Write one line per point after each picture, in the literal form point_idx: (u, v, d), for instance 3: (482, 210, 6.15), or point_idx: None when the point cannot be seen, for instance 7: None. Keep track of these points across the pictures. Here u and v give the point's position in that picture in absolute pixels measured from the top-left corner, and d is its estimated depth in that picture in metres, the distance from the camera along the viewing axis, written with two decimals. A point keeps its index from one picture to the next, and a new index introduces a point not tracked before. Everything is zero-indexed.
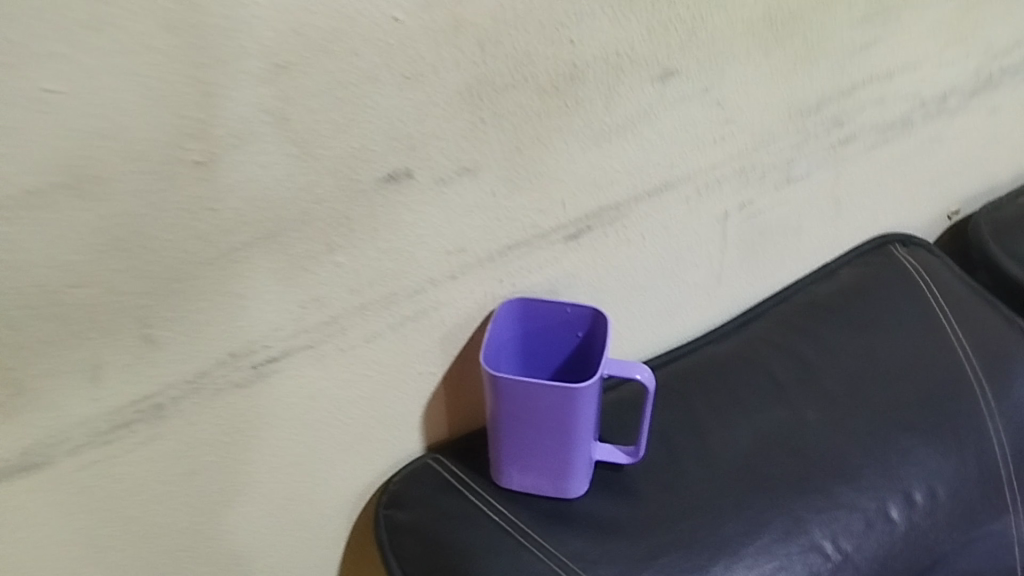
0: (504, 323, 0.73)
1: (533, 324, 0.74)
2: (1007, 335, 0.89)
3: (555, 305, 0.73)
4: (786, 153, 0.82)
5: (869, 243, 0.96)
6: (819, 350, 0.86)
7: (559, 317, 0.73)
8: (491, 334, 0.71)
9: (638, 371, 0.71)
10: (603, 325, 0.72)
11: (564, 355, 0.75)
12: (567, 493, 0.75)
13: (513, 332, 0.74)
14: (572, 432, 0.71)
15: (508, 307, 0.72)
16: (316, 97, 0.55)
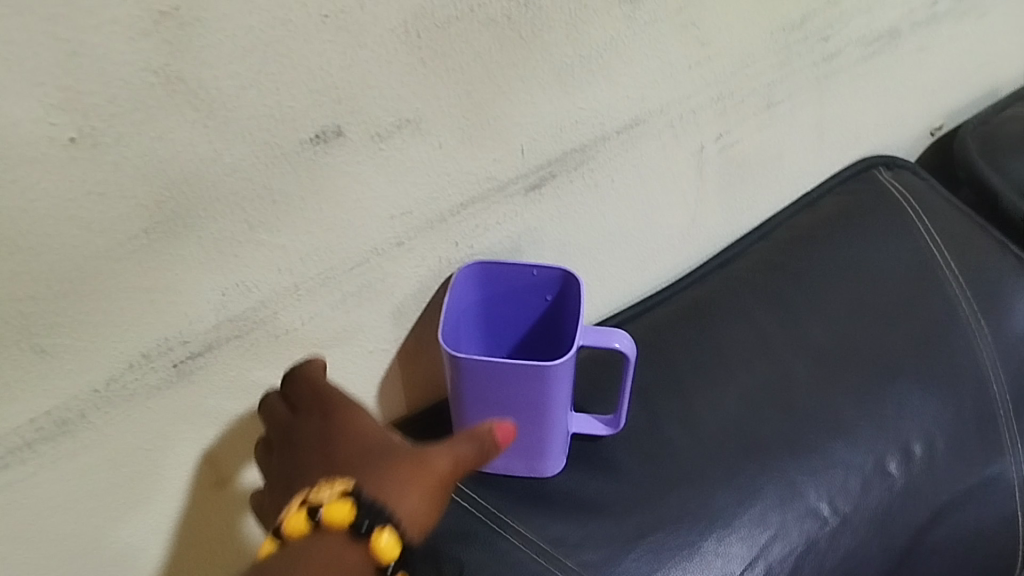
0: (463, 290, 0.64)
1: (495, 289, 0.65)
2: (1002, 262, 0.83)
3: (519, 267, 0.64)
4: (767, 76, 0.73)
5: (850, 167, 0.88)
6: (804, 291, 0.79)
7: (524, 281, 0.65)
8: (449, 305, 0.63)
9: (617, 339, 0.63)
10: (574, 288, 0.64)
11: (532, 321, 0.67)
12: (542, 472, 0.68)
13: (472, 299, 0.65)
14: (546, 411, 0.63)
15: (467, 273, 0.63)
16: (217, 49, 0.44)
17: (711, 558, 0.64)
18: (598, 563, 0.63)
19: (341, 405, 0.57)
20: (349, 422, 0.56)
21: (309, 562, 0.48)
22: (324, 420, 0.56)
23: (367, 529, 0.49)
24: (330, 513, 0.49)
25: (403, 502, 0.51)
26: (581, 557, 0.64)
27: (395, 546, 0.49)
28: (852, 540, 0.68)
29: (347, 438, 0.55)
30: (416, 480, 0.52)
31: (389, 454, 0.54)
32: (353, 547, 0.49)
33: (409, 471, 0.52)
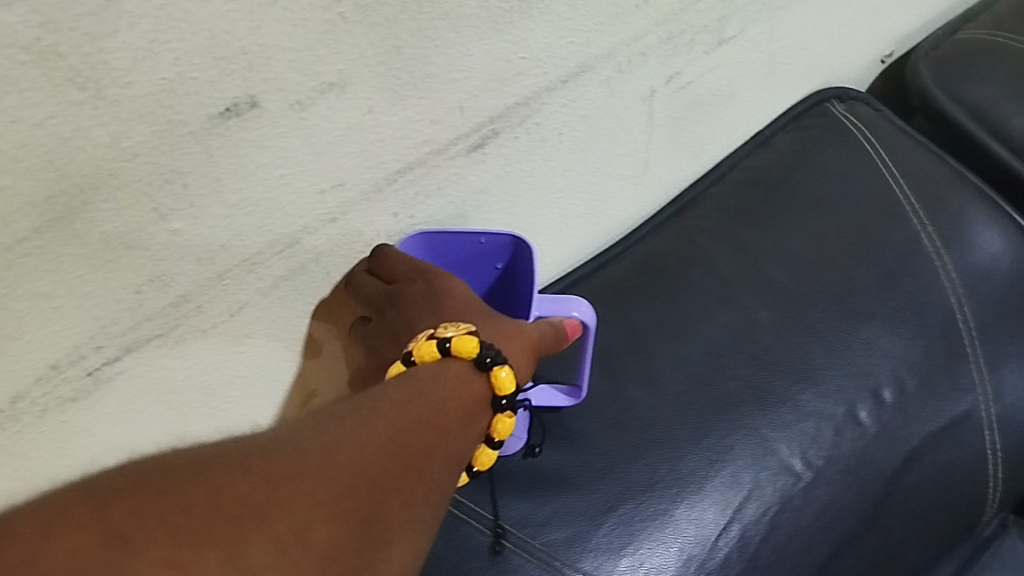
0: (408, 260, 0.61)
1: (442, 257, 0.62)
2: (961, 190, 0.80)
3: (466, 235, 0.61)
4: (718, 10, 0.68)
5: (803, 102, 0.85)
6: (762, 235, 0.76)
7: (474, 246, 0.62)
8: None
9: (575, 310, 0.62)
10: (525, 255, 0.61)
11: (482, 291, 0.65)
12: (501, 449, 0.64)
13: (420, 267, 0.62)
14: None
15: (409, 242, 0.60)
16: (98, 17, 0.37)
17: (684, 526, 0.62)
18: (566, 542, 0.60)
19: (436, 271, 0.59)
20: (448, 286, 0.58)
21: (442, 382, 0.49)
22: (425, 283, 0.58)
23: (491, 362, 0.51)
24: (460, 345, 0.51)
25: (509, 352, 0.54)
26: (547, 537, 0.61)
27: (512, 381, 0.51)
28: (826, 492, 0.66)
29: (449, 297, 0.58)
30: (517, 338, 0.55)
31: (489, 315, 0.57)
32: (476, 379, 0.51)
33: (512, 328, 0.56)
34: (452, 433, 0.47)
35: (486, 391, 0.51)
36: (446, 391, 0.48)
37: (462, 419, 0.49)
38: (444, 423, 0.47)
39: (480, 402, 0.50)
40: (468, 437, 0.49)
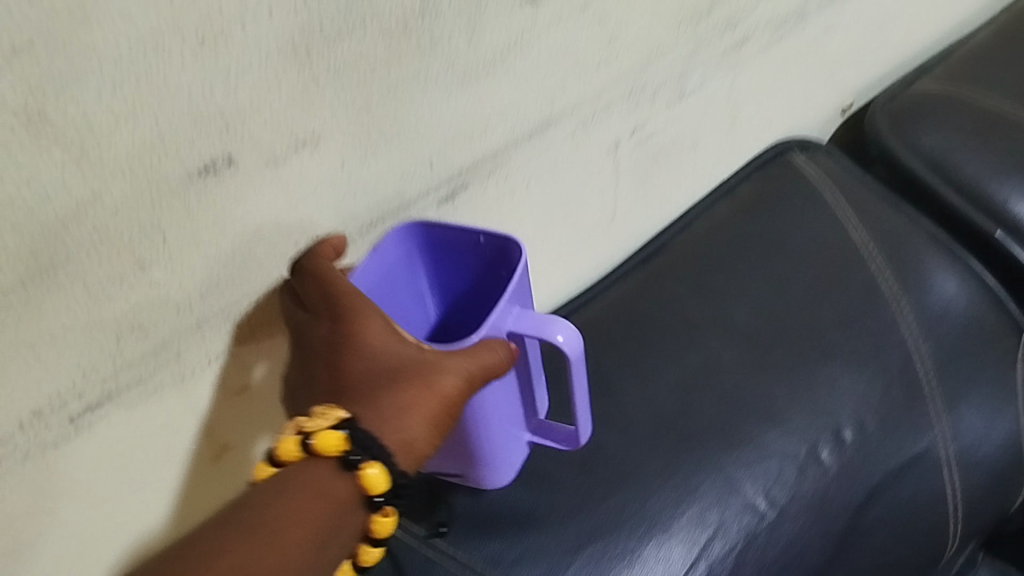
0: (398, 249, 0.56)
1: (447, 248, 0.57)
2: (917, 236, 0.84)
3: (465, 231, 0.55)
4: (677, 67, 0.71)
5: (766, 152, 0.89)
6: (727, 278, 0.79)
7: (468, 249, 0.56)
8: (380, 263, 0.55)
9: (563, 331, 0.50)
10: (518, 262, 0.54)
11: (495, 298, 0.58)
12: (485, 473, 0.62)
13: (409, 261, 0.58)
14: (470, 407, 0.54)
15: (404, 229, 0.56)
16: (83, 83, 0.40)
17: (651, 563, 0.63)
18: None
19: (357, 296, 0.50)
20: (364, 317, 0.49)
21: (305, 481, 0.45)
22: (333, 323, 0.50)
23: (357, 461, 0.46)
24: (322, 442, 0.45)
25: (403, 429, 0.47)
26: None
27: (384, 479, 0.45)
28: (790, 528, 0.68)
29: (362, 334, 0.49)
30: (421, 403, 0.47)
31: (399, 370, 0.48)
32: (343, 479, 0.46)
33: (420, 385, 0.47)
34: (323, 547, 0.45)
35: (356, 492, 0.46)
36: (307, 506, 0.44)
37: (337, 525, 0.46)
38: (300, 546, 0.44)
39: (351, 503, 0.46)
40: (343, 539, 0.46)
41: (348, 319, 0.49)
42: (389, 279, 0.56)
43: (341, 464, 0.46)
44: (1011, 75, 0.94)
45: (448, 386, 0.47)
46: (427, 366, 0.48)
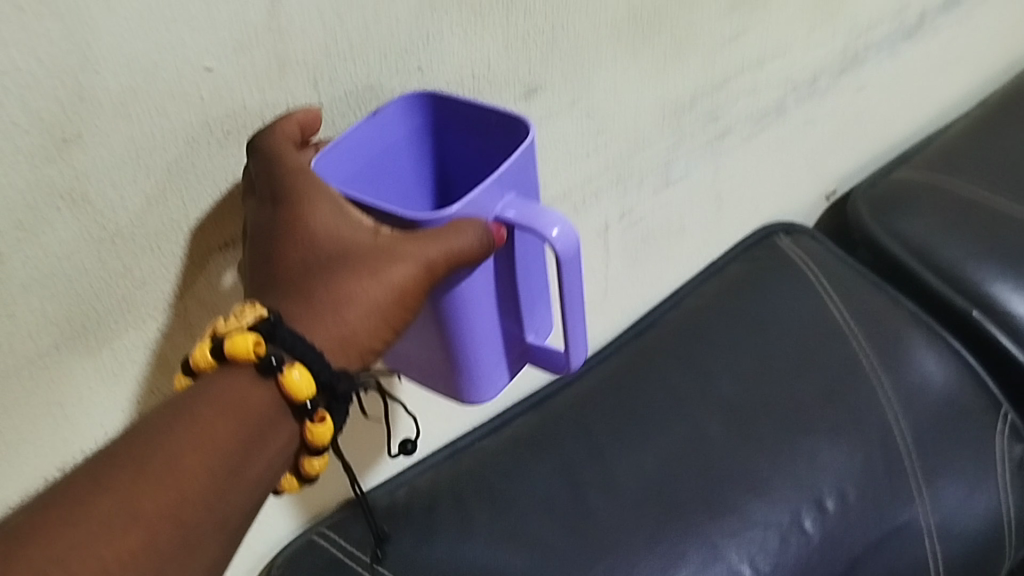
0: (398, 128, 0.51)
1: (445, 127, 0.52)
2: (896, 315, 0.88)
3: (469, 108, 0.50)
4: (663, 156, 0.77)
5: (751, 235, 0.93)
6: (714, 353, 0.83)
7: (475, 137, 0.51)
8: (373, 136, 0.50)
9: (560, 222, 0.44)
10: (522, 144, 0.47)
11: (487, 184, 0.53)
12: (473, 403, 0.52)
13: (409, 144, 0.53)
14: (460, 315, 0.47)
15: (406, 103, 0.51)
16: (121, 170, 0.46)
17: None
18: None
19: (303, 175, 0.45)
20: (307, 201, 0.44)
21: (239, 385, 0.42)
22: (275, 207, 0.45)
23: (277, 365, 0.41)
24: (233, 347, 0.41)
25: (340, 323, 0.44)
26: None
27: (305, 381, 0.41)
28: None
29: (304, 220, 0.44)
30: (364, 295, 0.43)
31: (347, 259, 0.44)
32: (263, 385, 0.42)
33: (363, 274, 0.43)
34: (245, 466, 0.41)
35: (282, 398, 0.42)
36: (241, 415, 0.41)
37: (260, 438, 0.42)
38: (244, 446, 0.41)
39: (277, 414, 0.42)
40: (269, 453, 0.42)
41: (295, 201, 0.44)
42: (383, 156, 0.51)
43: (261, 369, 0.41)
44: (986, 165, 0.99)
45: (400, 276, 0.43)
46: (379, 254, 0.43)
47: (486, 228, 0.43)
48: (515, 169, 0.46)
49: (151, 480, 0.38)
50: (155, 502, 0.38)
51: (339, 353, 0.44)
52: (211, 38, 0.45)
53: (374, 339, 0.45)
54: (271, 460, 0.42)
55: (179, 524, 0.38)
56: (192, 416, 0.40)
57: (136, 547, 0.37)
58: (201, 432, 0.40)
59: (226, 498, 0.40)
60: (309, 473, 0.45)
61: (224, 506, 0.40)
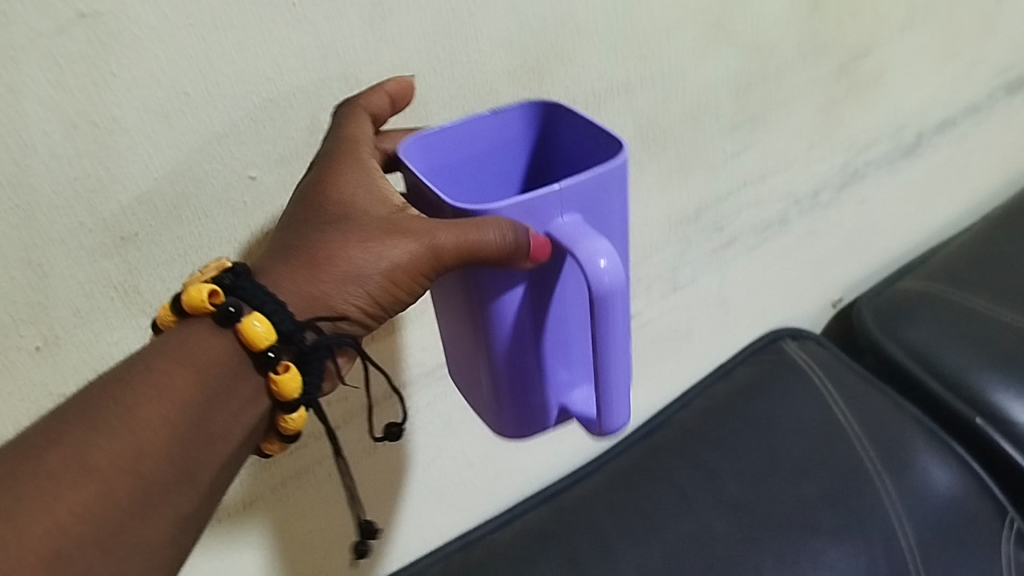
0: (518, 132, 0.52)
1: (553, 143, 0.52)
2: (900, 420, 0.90)
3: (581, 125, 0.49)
4: (670, 263, 0.82)
5: (760, 338, 0.97)
6: (721, 454, 0.85)
7: (585, 155, 0.50)
8: (478, 133, 0.51)
9: (603, 257, 0.42)
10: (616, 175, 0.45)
11: None
12: (502, 421, 0.51)
13: (528, 151, 0.53)
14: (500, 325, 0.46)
15: (530, 108, 0.52)
16: (169, 265, 0.51)
17: None
18: None
19: (343, 152, 0.47)
20: (345, 173, 0.46)
21: (207, 339, 0.43)
22: (319, 167, 0.47)
23: (235, 313, 0.42)
24: (191, 300, 0.43)
25: (320, 282, 0.44)
26: None
27: (265, 328, 0.42)
28: None
29: (334, 185, 0.46)
30: (354, 259, 0.44)
31: (361, 222, 0.45)
32: (222, 334, 0.43)
33: (363, 244, 0.44)
34: (206, 419, 0.42)
35: (242, 349, 0.43)
36: (209, 368, 0.42)
37: (227, 390, 0.43)
38: (214, 398, 0.42)
39: (238, 366, 0.43)
40: (234, 407, 0.43)
41: (342, 164, 0.47)
42: (495, 156, 0.52)
43: (217, 319, 0.43)
44: (988, 276, 1.03)
45: (402, 250, 0.44)
46: (391, 229, 0.44)
47: (522, 231, 0.42)
48: (588, 192, 0.44)
49: (120, 431, 0.39)
50: (130, 449, 0.39)
51: (306, 311, 0.44)
52: (256, 151, 0.51)
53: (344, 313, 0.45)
54: (241, 414, 0.43)
55: (145, 474, 0.39)
56: (167, 366, 0.42)
57: (110, 488, 0.38)
58: (159, 388, 0.41)
59: (187, 451, 0.41)
60: (290, 432, 0.45)
61: (186, 460, 0.41)
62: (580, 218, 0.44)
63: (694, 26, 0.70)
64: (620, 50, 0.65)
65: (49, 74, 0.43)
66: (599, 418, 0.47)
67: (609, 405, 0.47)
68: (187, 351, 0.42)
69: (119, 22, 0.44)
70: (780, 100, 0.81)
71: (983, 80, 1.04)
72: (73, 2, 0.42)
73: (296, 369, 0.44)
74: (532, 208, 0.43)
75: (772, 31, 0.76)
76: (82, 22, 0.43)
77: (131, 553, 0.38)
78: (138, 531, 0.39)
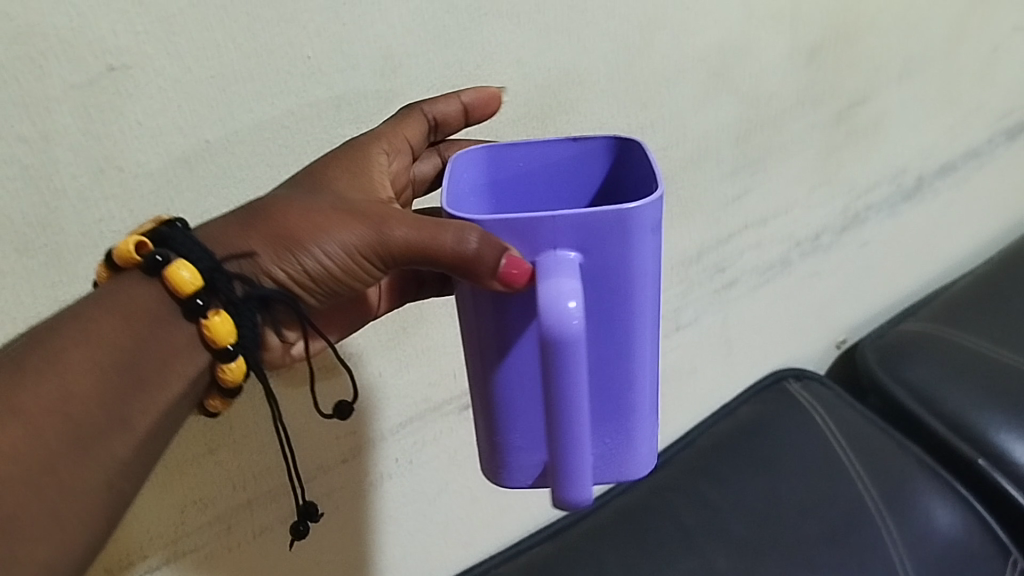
0: (594, 174, 0.47)
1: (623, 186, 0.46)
2: (902, 459, 0.91)
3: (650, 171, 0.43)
4: (672, 303, 0.84)
5: (765, 378, 0.99)
6: (723, 493, 0.86)
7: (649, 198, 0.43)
8: (541, 159, 0.46)
9: (571, 299, 0.37)
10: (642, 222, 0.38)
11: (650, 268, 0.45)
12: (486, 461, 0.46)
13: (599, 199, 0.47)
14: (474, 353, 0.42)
15: (608, 146, 0.46)
16: None
17: None
18: None
19: (350, 147, 0.49)
20: (349, 167, 0.47)
21: (137, 285, 0.41)
22: (322, 156, 0.48)
23: (163, 263, 0.41)
24: (121, 251, 0.42)
25: (256, 241, 0.43)
26: None
27: (192, 275, 0.41)
28: None
29: (335, 173, 0.47)
30: (299, 228, 0.43)
31: (328, 200, 0.44)
32: (152, 282, 0.41)
33: (320, 218, 0.43)
34: (138, 363, 0.40)
35: (170, 297, 0.41)
36: (141, 313, 0.41)
37: (163, 333, 0.41)
38: (147, 340, 0.41)
39: (168, 313, 0.41)
40: (173, 350, 0.41)
41: (343, 157, 0.48)
42: (559, 197, 0.47)
43: (144, 270, 0.41)
44: (991, 318, 1.04)
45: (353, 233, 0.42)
46: (348, 211, 0.43)
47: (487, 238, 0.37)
48: (590, 228, 0.37)
49: (49, 372, 0.38)
50: (61, 390, 0.38)
51: (227, 251, 0.42)
52: None
53: (270, 279, 0.43)
54: (181, 356, 0.42)
55: (75, 415, 0.38)
56: (99, 310, 0.40)
57: (38, 428, 0.37)
58: (86, 335, 0.40)
59: (119, 395, 0.39)
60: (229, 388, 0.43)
61: (115, 409, 0.39)
62: (579, 259, 0.38)
63: (693, 76, 0.72)
64: (621, 99, 0.68)
65: (79, 123, 0.46)
66: (555, 482, 0.41)
67: (567, 470, 0.41)
68: (117, 296, 0.41)
69: (145, 74, 0.47)
70: (779, 146, 0.84)
71: (982, 126, 1.06)
72: (103, 56, 0.45)
73: (228, 317, 0.42)
74: (514, 228, 0.38)
75: (770, 80, 0.79)
76: (111, 74, 0.46)
77: (65, 494, 0.38)
78: (71, 472, 0.38)
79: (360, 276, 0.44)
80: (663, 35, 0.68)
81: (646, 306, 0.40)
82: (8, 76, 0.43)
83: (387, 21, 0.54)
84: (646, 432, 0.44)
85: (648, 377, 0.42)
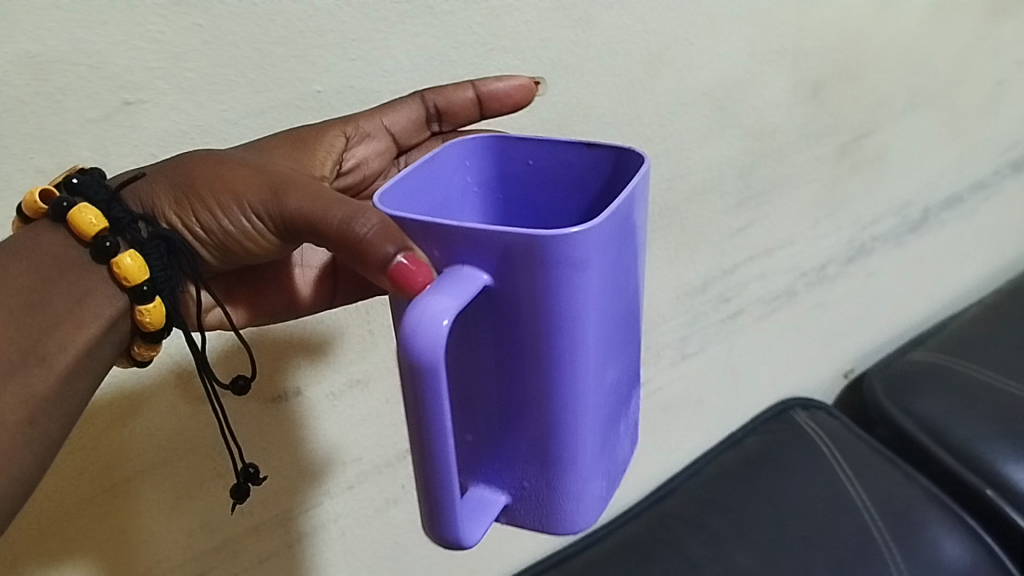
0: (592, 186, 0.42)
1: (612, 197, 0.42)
2: (909, 490, 0.91)
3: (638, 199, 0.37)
4: (678, 332, 0.84)
5: (771, 408, 0.99)
6: (729, 523, 0.86)
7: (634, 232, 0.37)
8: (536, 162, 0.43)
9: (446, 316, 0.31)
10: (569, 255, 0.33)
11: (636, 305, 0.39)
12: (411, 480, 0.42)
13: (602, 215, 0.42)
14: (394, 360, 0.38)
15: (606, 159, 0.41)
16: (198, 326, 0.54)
17: None
18: None
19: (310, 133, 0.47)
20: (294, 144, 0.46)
21: (44, 231, 0.39)
22: (284, 135, 0.46)
23: (66, 206, 0.38)
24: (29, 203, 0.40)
25: (161, 187, 0.41)
26: None
27: (90, 215, 0.38)
28: None
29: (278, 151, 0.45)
30: (205, 185, 0.40)
31: (253, 162, 0.41)
32: (60, 228, 0.39)
33: (230, 176, 0.40)
34: (49, 304, 0.37)
35: (77, 242, 0.39)
36: (50, 257, 0.38)
37: (77, 274, 0.38)
38: (58, 281, 0.38)
39: (80, 257, 0.39)
40: (88, 290, 0.38)
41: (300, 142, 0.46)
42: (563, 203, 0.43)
43: (50, 217, 0.39)
44: (998, 349, 1.04)
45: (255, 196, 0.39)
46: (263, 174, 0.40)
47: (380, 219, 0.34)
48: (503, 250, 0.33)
49: None
50: None
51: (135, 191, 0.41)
52: None
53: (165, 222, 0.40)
54: (98, 295, 0.39)
55: None
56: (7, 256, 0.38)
57: None
58: None
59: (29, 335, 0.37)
60: (152, 335, 0.40)
61: (31, 340, 0.37)
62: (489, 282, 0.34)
63: (697, 110, 0.74)
64: (626, 132, 0.69)
65: (95, 156, 0.47)
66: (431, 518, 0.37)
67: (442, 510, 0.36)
68: (23, 242, 0.38)
69: (159, 108, 0.48)
70: (784, 178, 0.85)
71: (987, 159, 1.07)
72: (119, 91, 0.47)
73: (138, 258, 0.39)
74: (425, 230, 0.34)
75: (774, 114, 0.80)
76: (126, 109, 0.47)
77: None
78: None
79: (258, 244, 0.41)
80: (666, 70, 0.70)
81: (584, 352, 0.35)
82: (27, 111, 0.45)
83: (394, 57, 0.55)
84: (574, 492, 0.39)
85: (582, 434, 0.37)
